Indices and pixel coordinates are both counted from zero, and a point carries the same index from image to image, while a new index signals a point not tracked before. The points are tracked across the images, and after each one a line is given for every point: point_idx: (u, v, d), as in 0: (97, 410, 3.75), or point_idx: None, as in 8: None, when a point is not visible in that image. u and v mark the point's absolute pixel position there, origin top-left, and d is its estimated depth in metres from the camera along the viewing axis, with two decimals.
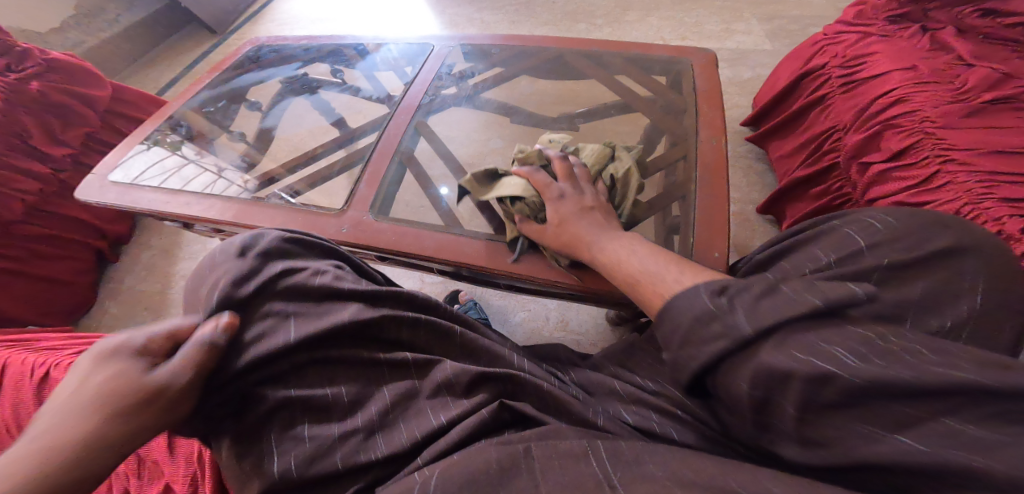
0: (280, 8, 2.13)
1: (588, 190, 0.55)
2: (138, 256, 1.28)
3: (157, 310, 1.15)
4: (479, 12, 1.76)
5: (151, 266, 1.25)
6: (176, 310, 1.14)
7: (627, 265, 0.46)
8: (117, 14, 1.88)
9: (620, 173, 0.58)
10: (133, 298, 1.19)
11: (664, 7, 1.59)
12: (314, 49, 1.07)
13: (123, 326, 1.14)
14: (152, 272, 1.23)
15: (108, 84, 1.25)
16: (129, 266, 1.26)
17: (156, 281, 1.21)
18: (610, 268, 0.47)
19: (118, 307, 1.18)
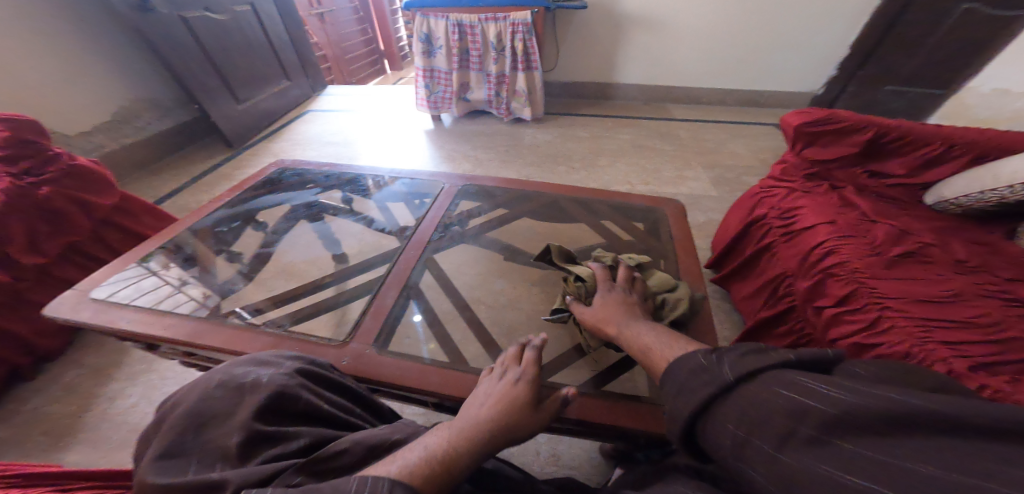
0: (298, 130, 2.38)
1: (631, 293, 0.67)
2: (63, 375, 1.15)
3: (59, 436, 0.99)
4: (473, 150, 2.04)
5: (75, 384, 1.12)
6: (86, 434, 1.00)
7: (642, 340, 0.57)
8: (147, 122, 2.06)
9: (672, 300, 0.69)
10: (32, 424, 1.03)
11: (630, 154, 1.92)
12: (334, 177, 1.19)
13: (8, 455, 0.96)
14: (71, 393, 1.09)
15: (118, 193, 1.32)
16: (46, 385, 1.12)
17: (74, 400, 1.08)
18: (631, 347, 0.58)
19: (5, 432, 1.01)
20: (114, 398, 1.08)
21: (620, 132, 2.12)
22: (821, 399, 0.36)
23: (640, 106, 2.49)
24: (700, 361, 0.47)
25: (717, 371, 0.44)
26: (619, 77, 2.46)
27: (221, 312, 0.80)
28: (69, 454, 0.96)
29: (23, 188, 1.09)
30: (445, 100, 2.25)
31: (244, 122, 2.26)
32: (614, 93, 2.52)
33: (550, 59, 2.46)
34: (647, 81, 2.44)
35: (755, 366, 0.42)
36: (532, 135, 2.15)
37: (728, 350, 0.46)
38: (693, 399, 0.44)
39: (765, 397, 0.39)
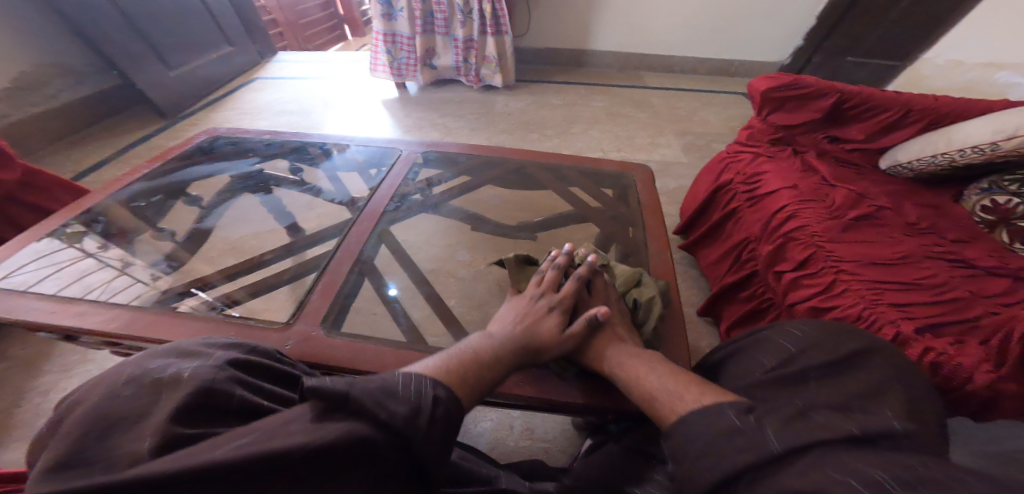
0: (250, 97, 2.20)
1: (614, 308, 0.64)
2: None
3: None
4: (442, 118, 1.95)
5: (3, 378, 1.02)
6: (17, 434, 0.91)
7: (643, 381, 0.51)
8: (59, 90, 1.82)
9: (642, 299, 0.66)
10: None
11: (603, 122, 1.87)
12: (277, 144, 1.08)
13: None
14: None
15: (19, 166, 1.17)
16: None
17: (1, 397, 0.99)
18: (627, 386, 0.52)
19: None
20: (48, 393, 0.99)
21: (594, 99, 2.06)
22: (872, 485, 0.31)
23: (614, 74, 2.42)
24: (735, 423, 0.40)
25: (762, 441, 0.37)
26: (592, 43, 2.37)
27: (151, 297, 0.71)
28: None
29: None
30: (408, 67, 2.11)
31: (181, 88, 2.06)
32: (586, 61, 2.44)
33: (521, 24, 2.33)
34: (620, 48, 2.37)
35: (807, 441, 0.36)
36: (502, 103, 2.06)
37: (765, 411, 0.41)
38: (708, 464, 0.39)
39: (805, 476, 0.34)
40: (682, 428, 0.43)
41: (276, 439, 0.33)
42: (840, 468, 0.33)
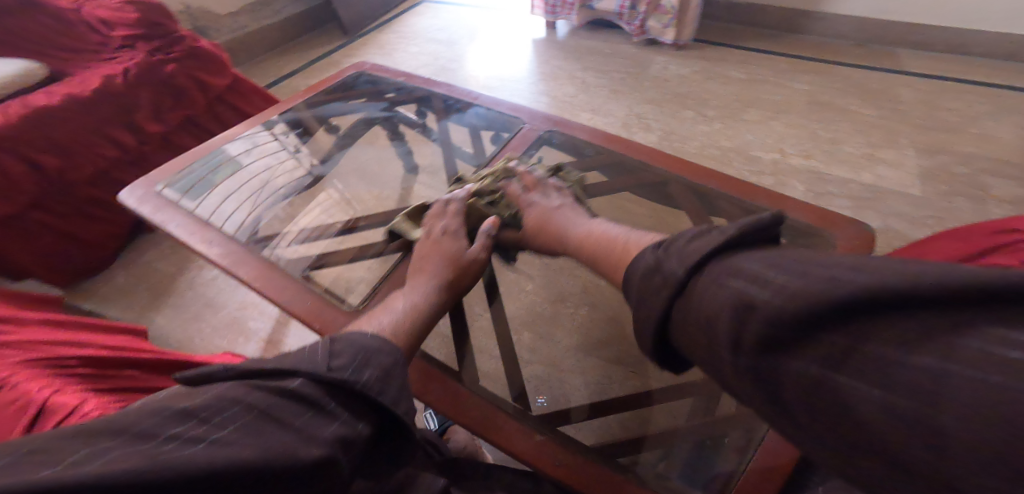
0: (411, 22, 2.22)
1: (564, 192, 0.67)
2: (170, 233, 1.37)
3: (153, 298, 1.20)
4: (583, 71, 1.70)
5: (178, 244, 1.34)
6: (172, 301, 1.20)
7: (595, 234, 0.52)
8: (285, 6, 2.10)
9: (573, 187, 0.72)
10: (141, 275, 1.26)
11: (796, 112, 1.40)
12: (406, 91, 1.02)
13: (118, 301, 1.20)
14: (175, 252, 1.31)
15: (230, 75, 1.44)
16: (156, 241, 1.35)
17: (177, 262, 1.29)
18: (587, 240, 0.52)
19: (122, 279, 1.26)
20: (202, 268, 1.27)
21: (796, 79, 1.55)
22: (774, 290, 0.24)
23: (845, 46, 1.77)
24: (650, 260, 0.37)
25: (669, 270, 0.33)
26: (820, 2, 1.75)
27: (259, 236, 0.75)
28: (153, 316, 1.16)
29: (153, 63, 1.27)
30: (564, 5, 1.86)
31: (362, 8, 2.17)
32: (804, 25, 1.83)
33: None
34: (870, 12, 1.70)
35: (698, 252, 0.31)
36: (661, 65, 1.69)
37: (673, 241, 0.36)
38: (650, 309, 0.34)
39: (710, 296, 0.28)
40: (629, 274, 0.40)
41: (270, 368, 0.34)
42: (734, 273, 0.28)
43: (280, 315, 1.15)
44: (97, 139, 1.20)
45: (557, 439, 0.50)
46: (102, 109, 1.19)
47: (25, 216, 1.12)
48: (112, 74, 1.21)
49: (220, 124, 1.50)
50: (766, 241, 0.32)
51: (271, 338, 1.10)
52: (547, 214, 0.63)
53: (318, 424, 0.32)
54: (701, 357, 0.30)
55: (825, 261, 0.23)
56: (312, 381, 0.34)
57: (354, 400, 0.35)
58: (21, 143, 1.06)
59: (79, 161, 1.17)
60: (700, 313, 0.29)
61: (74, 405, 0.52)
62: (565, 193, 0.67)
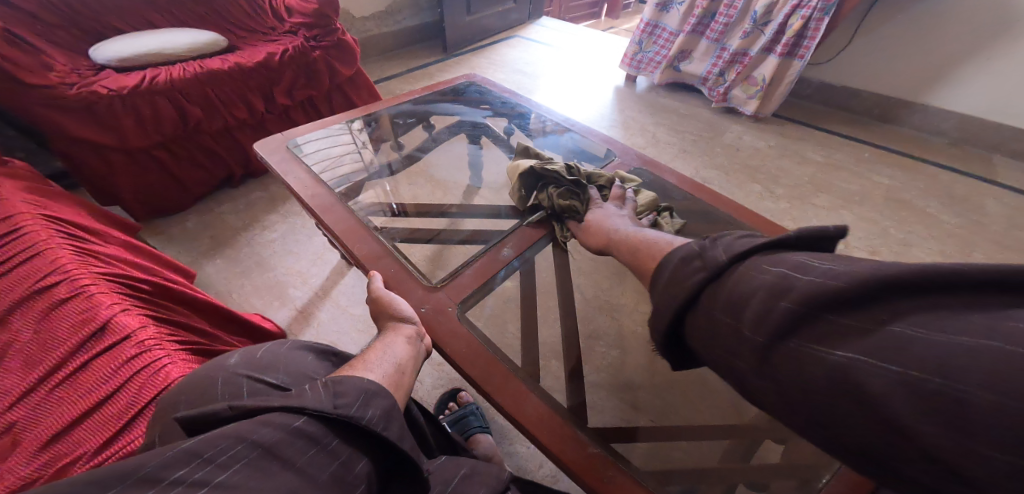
0: (506, 51, 2.40)
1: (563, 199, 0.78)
2: (251, 193, 1.55)
3: (212, 247, 1.34)
4: (656, 126, 1.77)
5: (253, 204, 1.51)
6: (227, 253, 1.33)
7: (665, 248, 0.55)
8: (405, 18, 2.33)
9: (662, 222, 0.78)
10: (209, 224, 1.42)
11: (869, 205, 1.39)
12: (510, 105, 1.14)
13: (184, 242, 1.35)
14: (248, 211, 1.48)
15: (356, 67, 1.65)
16: (235, 198, 1.52)
17: (241, 219, 1.44)
18: (661, 247, 0.56)
19: (192, 225, 1.41)
20: (266, 229, 1.42)
21: (875, 172, 1.54)
22: (924, 377, 0.25)
23: (942, 146, 1.74)
24: (763, 277, 0.38)
25: (712, 258, 0.43)
26: (930, 94, 1.74)
27: (352, 195, 0.86)
28: (209, 263, 1.29)
29: (305, 49, 1.50)
30: (651, 62, 1.97)
31: (466, 32, 2.39)
32: (901, 116, 1.83)
33: (829, 50, 1.89)
34: (977, 113, 1.68)
35: (829, 283, 0.32)
36: (735, 134, 1.73)
37: (792, 263, 0.37)
38: (751, 331, 0.36)
39: (819, 349, 0.31)
40: (722, 283, 0.41)
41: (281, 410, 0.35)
42: (839, 344, 0.30)
43: (320, 288, 1.25)
44: (235, 101, 1.39)
45: (612, 454, 0.52)
46: (253, 78, 1.40)
47: (149, 151, 1.30)
48: (274, 52, 1.45)
49: (327, 109, 1.69)
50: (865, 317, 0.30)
51: (305, 308, 1.20)
52: (624, 223, 0.71)
53: (318, 464, 0.34)
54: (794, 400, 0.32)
55: (931, 291, 0.28)
56: (318, 421, 0.36)
57: (354, 437, 0.38)
58: (186, 93, 1.28)
59: (218, 116, 1.37)
60: (812, 344, 0.32)
61: (131, 330, 0.59)
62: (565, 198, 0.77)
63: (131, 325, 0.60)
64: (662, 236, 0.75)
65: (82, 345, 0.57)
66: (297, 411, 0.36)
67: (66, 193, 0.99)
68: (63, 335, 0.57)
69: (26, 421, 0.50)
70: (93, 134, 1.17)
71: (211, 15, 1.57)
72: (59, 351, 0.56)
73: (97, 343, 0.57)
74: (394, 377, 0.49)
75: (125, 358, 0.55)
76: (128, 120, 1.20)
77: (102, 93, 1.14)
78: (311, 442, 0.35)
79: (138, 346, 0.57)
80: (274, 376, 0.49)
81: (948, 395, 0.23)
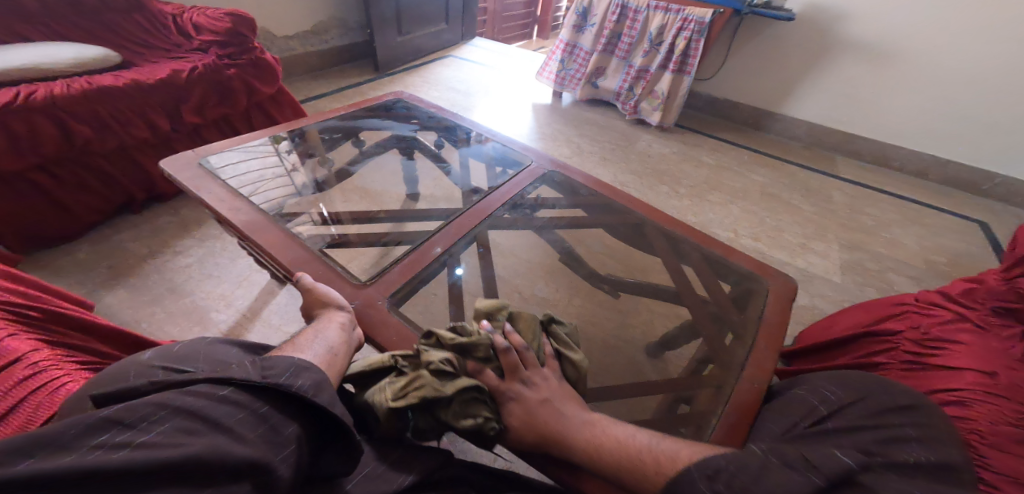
0: (438, 70, 2.48)
1: (551, 374, 0.56)
2: (159, 217, 1.47)
3: (112, 277, 1.25)
4: (579, 137, 1.94)
5: (162, 229, 1.42)
6: (134, 282, 1.24)
7: (615, 446, 0.48)
8: (330, 38, 2.34)
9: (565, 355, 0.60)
10: (110, 252, 1.32)
11: (752, 199, 1.63)
12: (436, 119, 1.21)
13: (78, 273, 1.24)
14: (157, 237, 1.39)
15: (276, 85, 1.65)
16: (140, 224, 1.43)
17: (149, 245, 1.36)
18: (604, 447, 0.48)
19: (87, 255, 1.30)
20: (180, 254, 1.34)
21: (757, 172, 1.80)
22: None
23: (798, 148, 2.07)
24: None
25: None
26: (787, 106, 2.08)
27: (284, 215, 0.85)
28: (108, 293, 1.20)
29: (218, 67, 1.47)
30: (572, 79, 2.15)
31: (397, 52, 2.44)
32: (767, 124, 2.15)
33: (710, 67, 2.19)
34: (824, 121, 2.02)
35: None
36: (646, 143, 1.94)
37: None
38: None
39: None
40: None
41: (207, 382, 0.39)
42: None
43: (244, 310, 1.21)
44: (135, 120, 1.33)
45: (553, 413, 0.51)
46: (154, 95, 1.35)
47: (25, 174, 1.19)
48: (180, 69, 1.41)
49: (245, 126, 1.65)
50: None
51: (228, 331, 1.15)
52: (539, 401, 0.52)
53: (249, 423, 0.38)
54: None
55: None
56: (244, 391, 0.40)
57: (285, 402, 0.42)
58: (73, 111, 1.20)
59: (115, 136, 1.29)
60: None
61: (20, 354, 0.56)
62: (553, 374, 0.56)
63: (20, 349, 0.57)
64: (575, 373, 0.59)
65: None
66: (222, 383, 0.39)
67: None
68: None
69: None
70: None
71: (106, 33, 1.49)
72: None
73: None
74: (327, 356, 0.54)
75: (12, 380, 0.53)
76: None
77: None
78: (241, 407, 0.38)
79: (30, 368, 0.55)
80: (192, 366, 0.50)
81: None
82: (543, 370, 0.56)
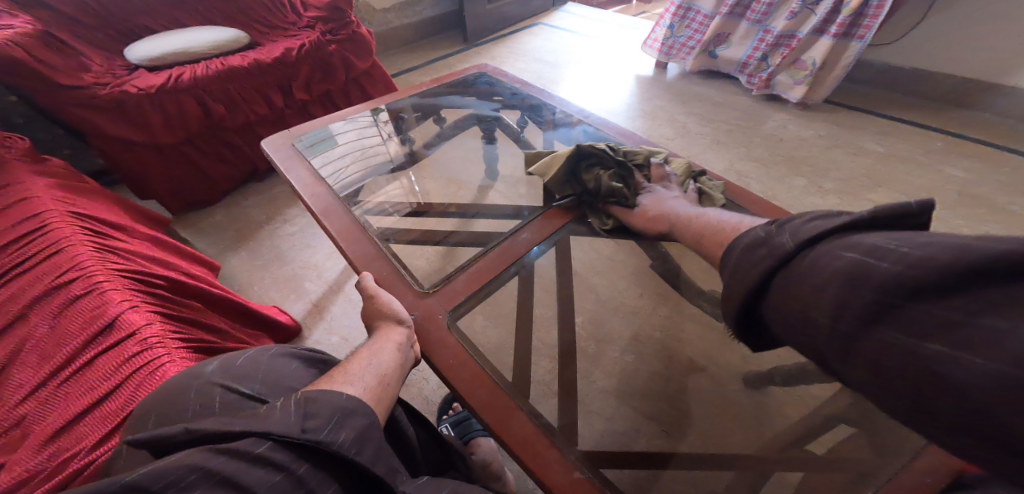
0: (526, 39, 2.31)
1: (688, 193, 0.73)
2: (274, 187, 1.58)
3: (236, 240, 1.37)
4: (685, 115, 1.65)
5: (276, 198, 1.53)
6: (248, 246, 1.35)
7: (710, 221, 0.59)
8: (425, 8, 2.29)
9: (703, 187, 0.76)
10: (234, 218, 1.45)
11: (937, 201, 1.23)
12: (520, 96, 1.08)
13: (213, 235, 1.38)
14: (271, 205, 1.50)
15: (370, 60, 1.63)
16: (260, 192, 1.55)
17: (264, 213, 1.47)
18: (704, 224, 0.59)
19: (220, 218, 1.44)
20: (286, 223, 1.43)
21: (943, 163, 1.36)
22: (892, 257, 0.30)
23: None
24: (761, 234, 0.44)
25: (778, 243, 0.40)
26: (1017, 73, 1.52)
27: (355, 199, 0.82)
28: (232, 256, 1.32)
29: (322, 44, 1.49)
30: (682, 48, 1.84)
31: (487, 21, 2.32)
32: (984, 100, 1.61)
33: (893, 32, 1.70)
34: None
35: (815, 229, 0.38)
36: (778, 123, 1.58)
37: (787, 221, 0.42)
38: (748, 274, 0.42)
39: (819, 264, 0.35)
40: (730, 252, 0.48)
41: (244, 434, 0.36)
42: (844, 246, 0.35)
43: (333, 282, 1.25)
44: (255, 97, 1.41)
45: (598, 479, 0.47)
46: (272, 74, 1.41)
47: (179, 147, 1.33)
48: (290, 48, 1.45)
49: (345, 102, 1.69)
50: (894, 225, 0.37)
51: (320, 302, 1.19)
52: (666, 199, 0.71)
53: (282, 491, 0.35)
54: (780, 321, 0.38)
55: (922, 238, 0.31)
56: (283, 447, 0.36)
57: (325, 460, 0.38)
58: (208, 91, 1.30)
59: (239, 112, 1.39)
60: (805, 276, 0.36)
61: (138, 327, 0.59)
62: (692, 194, 0.73)
63: (137, 322, 0.60)
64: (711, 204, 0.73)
65: (91, 340, 0.58)
66: (259, 437, 0.36)
67: (102, 191, 1.03)
68: (77, 330, 0.59)
69: (36, 417, 0.51)
70: (126, 132, 1.21)
71: (234, 12, 1.59)
72: (70, 347, 0.57)
73: (104, 338, 0.58)
74: (375, 389, 0.48)
75: (128, 354, 0.55)
76: (157, 118, 1.23)
77: (133, 92, 1.18)
78: (273, 471, 0.35)
79: (141, 343, 0.57)
80: (249, 386, 0.48)
81: (923, 266, 0.28)
82: (684, 191, 0.74)
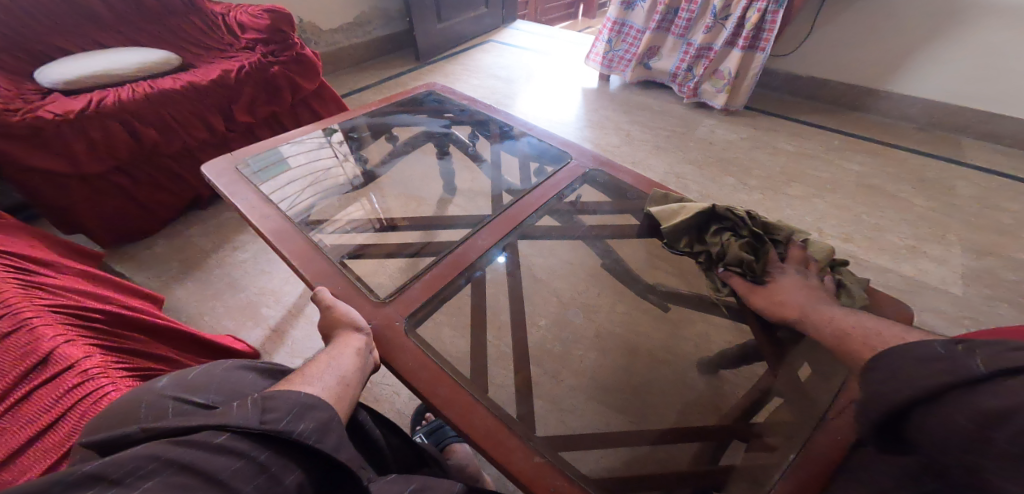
0: (478, 57, 2.39)
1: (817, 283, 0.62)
2: (221, 213, 1.53)
3: (180, 270, 1.31)
4: (629, 124, 1.77)
5: (223, 224, 1.48)
6: (194, 275, 1.30)
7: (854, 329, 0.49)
8: (373, 28, 2.32)
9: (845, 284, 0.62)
10: (178, 248, 1.39)
11: (845, 192, 1.39)
12: (468, 112, 1.11)
13: (152, 266, 1.32)
14: (218, 231, 1.45)
15: (318, 80, 1.63)
16: (205, 219, 1.50)
17: (212, 240, 1.42)
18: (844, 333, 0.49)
19: (160, 249, 1.38)
20: (236, 249, 1.39)
21: (848, 159, 1.54)
22: None
23: (912, 132, 1.74)
24: (939, 350, 0.33)
25: (965, 363, 0.30)
26: (899, 79, 1.75)
27: (307, 222, 0.82)
28: (176, 286, 1.26)
29: (263, 65, 1.48)
30: (622, 61, 1.97)
31: (437, 39, 2.37)
32: (868, 104, 1.84)
33: (790, 42, 1.90)
34: (945, 96, 1.68)
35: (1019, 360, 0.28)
36: (709, 129, 1.73)
37: (987, 343, 0.31)
38: (903, 391, 0.33)
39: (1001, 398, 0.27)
40: (884, 359, 0.37)
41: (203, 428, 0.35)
42: None
43: (291, 306, 1.22)
44: (193, 121, 1.37)
45: (556, 460, 0.50)
46: (210, 97, 1.39)
47: (107, 176, 1.27)
48: (230, 69, 1.44)
49: (293, 123, 1.67)
50: None
51: (278, 327, 1.17)
52: (802, 292, 0.60)
53: (246, 477, 0.35)
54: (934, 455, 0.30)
55: None
56: (244, 437, 0.36)
57: (287, 450, 0.39)
58: (138, 115, 1.25)
59: (175, 137, 1.34)
60: (980, 411, 0.27)
61: (76, 360, 0.55)
62: (824, 287, 0.61)
63: (76, 355, 0.56)
64: (843, 301, 0.60)
65: (23, 376, 0.53)
66: (218, 429, 0.36)
67: (16, 223, 0.96)
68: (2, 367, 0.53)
69: None
70: (45, 161, 1.12)
71: (168, 36, 1.55)
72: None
73: (40, 372, 0.53)
74: (336, 391, 0.49)
75: (68, 386, 0.52)
76: (80, 146, 1.17)
77: (49, 117, 1.11)
78: (237, 458, 0.35)
79: (81, 374, 0.53)
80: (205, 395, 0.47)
81: None
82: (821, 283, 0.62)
